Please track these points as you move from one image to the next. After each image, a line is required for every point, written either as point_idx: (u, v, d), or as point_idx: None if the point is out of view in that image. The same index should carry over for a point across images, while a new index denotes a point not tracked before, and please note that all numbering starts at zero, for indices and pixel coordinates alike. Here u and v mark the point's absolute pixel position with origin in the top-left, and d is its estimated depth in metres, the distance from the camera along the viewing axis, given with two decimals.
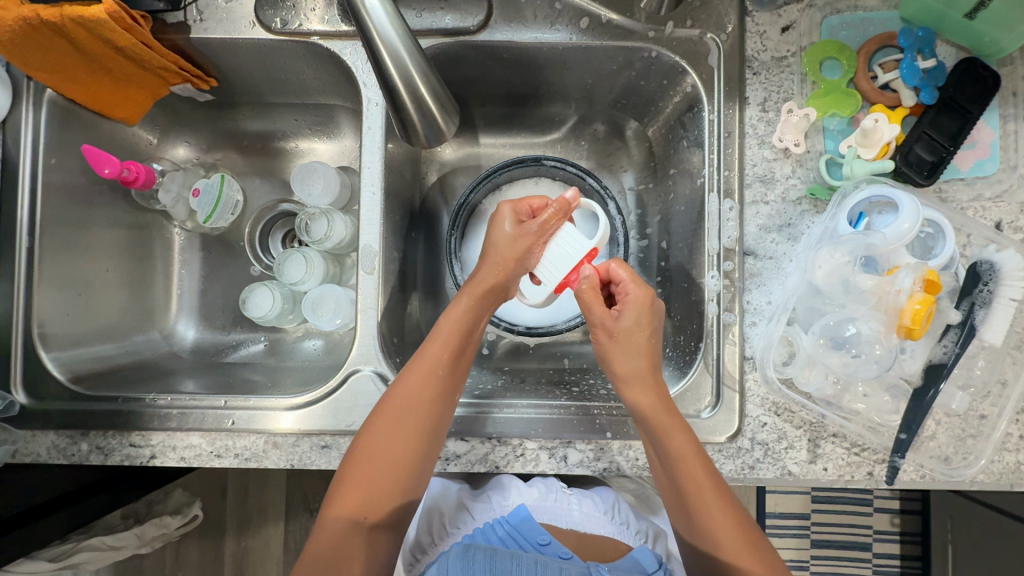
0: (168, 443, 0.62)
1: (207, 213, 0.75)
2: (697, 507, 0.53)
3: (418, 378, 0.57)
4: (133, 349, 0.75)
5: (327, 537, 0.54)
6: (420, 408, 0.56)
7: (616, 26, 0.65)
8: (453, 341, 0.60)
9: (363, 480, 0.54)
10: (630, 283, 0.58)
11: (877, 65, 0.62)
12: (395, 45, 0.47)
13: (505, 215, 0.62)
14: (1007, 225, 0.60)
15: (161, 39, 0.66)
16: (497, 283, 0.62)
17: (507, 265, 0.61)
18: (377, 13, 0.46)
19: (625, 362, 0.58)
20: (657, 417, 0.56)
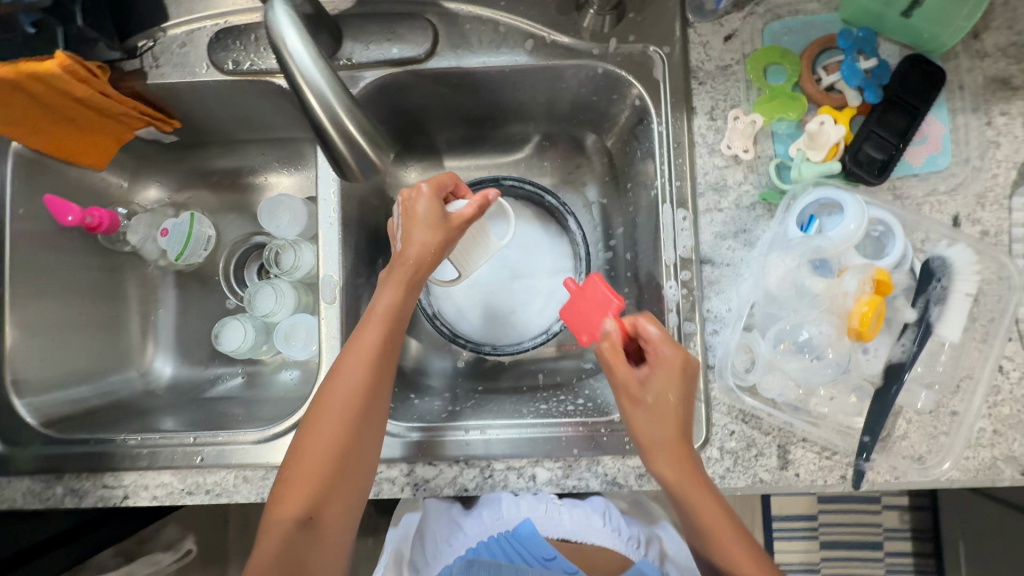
0: (140, 482, 0.63)
1: (178, 251, 0.78)
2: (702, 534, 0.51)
3: (351, 372, 0.55)
4: (109, 390, 0.76)
5: (269, 540, 0.51)
6: (355, 401, 0.54)
7: (561, 45, 0.65)
8: (388, 330, 0.56)
9: (304, 478, 0.52)
10: (659, 344, 0.54)
11: (821, 67, 0.62)
12: (309, 69, 0.41)
13: (423, 200, 0.59)
14: (965, 217, 0.61)
15: (121, 87, 0.67)
16: (422, 264, 0.58)
17: (426, 249, 0.58)
18: (291, 38, 0.42)
19: (663, 403, 0.53)
20: (686, 464, 0.52)
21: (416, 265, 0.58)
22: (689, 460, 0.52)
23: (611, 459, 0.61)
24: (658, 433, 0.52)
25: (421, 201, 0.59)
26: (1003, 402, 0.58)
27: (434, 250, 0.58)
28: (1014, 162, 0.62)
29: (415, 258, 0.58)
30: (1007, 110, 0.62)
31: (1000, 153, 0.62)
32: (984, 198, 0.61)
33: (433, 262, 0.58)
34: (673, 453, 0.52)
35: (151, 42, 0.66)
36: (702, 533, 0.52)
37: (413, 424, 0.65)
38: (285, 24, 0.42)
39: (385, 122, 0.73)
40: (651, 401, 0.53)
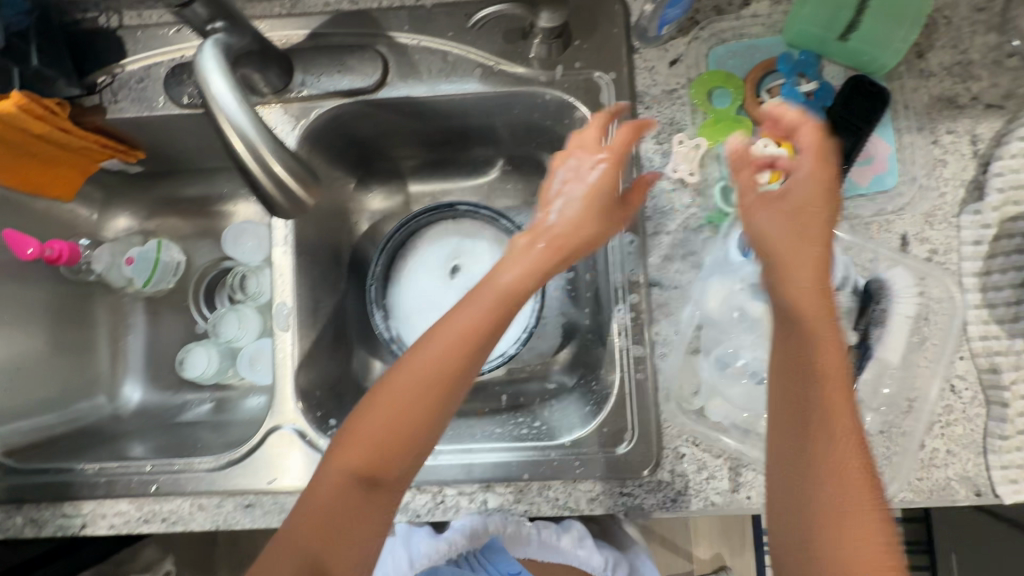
0: (99, 511, 0.64)
1: (146, 277, 0.81)
2: (826, 501, 0.44)
3: (442, 342, 0.49)
4: (76, 417, 0.77)
5: (320, 492, 0.49)
6: (450, 370, 0.49)
7: (509, 74, 0.66)
8: (501, 303, 0.50)
9: (372, 437, 0.48)
10: (799, 129, 0.50)
11: (766, 90, 0.62)
12: (233, 110, 0.43)
13: (595, 170, 0.53)
14: (913, 237, 0.61)
15: (82, 122, 0.68)
16: (571, 236, 0.52)
17: (582, 233, 0.52)
18: (216, 83, 0.43)
19: (798, 227, 0.49)
20: (819, 318, 0.47)
21: (561, 247, 0.51)
22: (824, 312, 0.47)
23: (562, 483, 0.61)
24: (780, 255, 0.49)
25: (595, 171, 0.53)
26: (956, 422, 0.58)
27: (588, 236, 0.52)
28: (961, 180, 0.62)
29: (564, 240, 0.51)
30: (953, 128, 0.62)
31: (947, 171, 0.62)
32: (933, 217, 0.61)
33: (584, 249, 0.53)
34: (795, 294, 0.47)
35: (109, 78, 0.68)
36: (795, 427, 0.46)
37: None
38: (211, 71, 0.44)
39: (343, 149, 0.74)
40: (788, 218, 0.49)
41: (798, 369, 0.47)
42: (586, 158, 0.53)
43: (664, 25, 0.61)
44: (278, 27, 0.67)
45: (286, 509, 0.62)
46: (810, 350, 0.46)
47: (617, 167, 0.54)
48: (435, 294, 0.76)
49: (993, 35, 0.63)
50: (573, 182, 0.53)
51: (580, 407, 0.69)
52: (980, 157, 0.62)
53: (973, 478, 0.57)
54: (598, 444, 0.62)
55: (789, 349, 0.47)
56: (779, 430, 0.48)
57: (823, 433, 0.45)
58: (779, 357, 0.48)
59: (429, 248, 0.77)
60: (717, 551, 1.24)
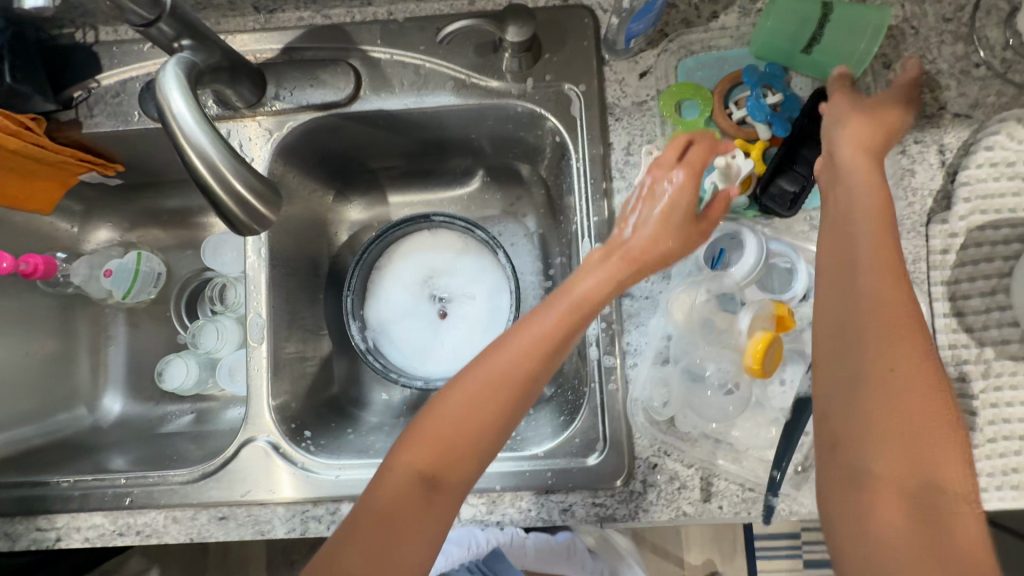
0: (73, 524, 0.64)
1: (126, 289, 0.80)
2: (905, 379, 0.42)
3: (520, 346, 0.50)
4: (55, 429, 0.77)
5: (388, 486, 0.48)
6: (520, 373, 0.49)
7: (481, 86, 0.67)
8: (573, 310, 0.51)
9: (440, 434, 0.48)
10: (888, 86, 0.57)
11: (733, 101, 0.63)
12: (190, 127, 0.43)
13: (665, 187, 0.53)
14: None
15: (58, 136, 0.69)
16: (648, 253, 0.53)
17: (655, 249, 0.53)
18: (175, 101, 0.44)
19: (852, 152, 0.51)
20: (881, 224, 0.47)
21: (637, 259, 0.53)
22: (887, 220, 0.47)
23: (535, 494, 0.61)
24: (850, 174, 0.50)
25: (668, 188, 0.53)
26: None
27: (662, 250, 0.53)
28: (930, 189, 0.62)
29: (635, 255, 0.53)
30: (920, 138, 0.63)
31: (915, 180, 0.62)
32: (901, 227, 0.62)
33: (659, 264, 0.54)
34: (861, 207, 0.48)
35: (85, 93, 0.68)
36: (845, 332, 0.45)
37: (340, 461, 0.64)
38: (171, 89, 0.44)
39: (320, 161, 0.74)
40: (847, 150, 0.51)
41: (847, 267, 0.47)
42: (658, 176, 0.54)
43: (631, 38, 0.62)
44: (252, 41, 0.67)
45: (259, 521, 0.62)
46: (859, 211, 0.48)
47: (693, 182, 0.53)
48: (411, 303, 0.77)
49: (960, 45, 0.64)
50: (645, 202, 0.54)
51: (555, 416, 0.69)
52: (948, 166, 0.62)
53: None
54: (571, 454, 0.62)
55: (839, 248, 0.48)
56: (828, 333, 0.46)
57: (874, 334, 0.43)
58: (828, 240, 0.49)
59: (408, 259, 0.77)
60: (709, 557, 1.24)
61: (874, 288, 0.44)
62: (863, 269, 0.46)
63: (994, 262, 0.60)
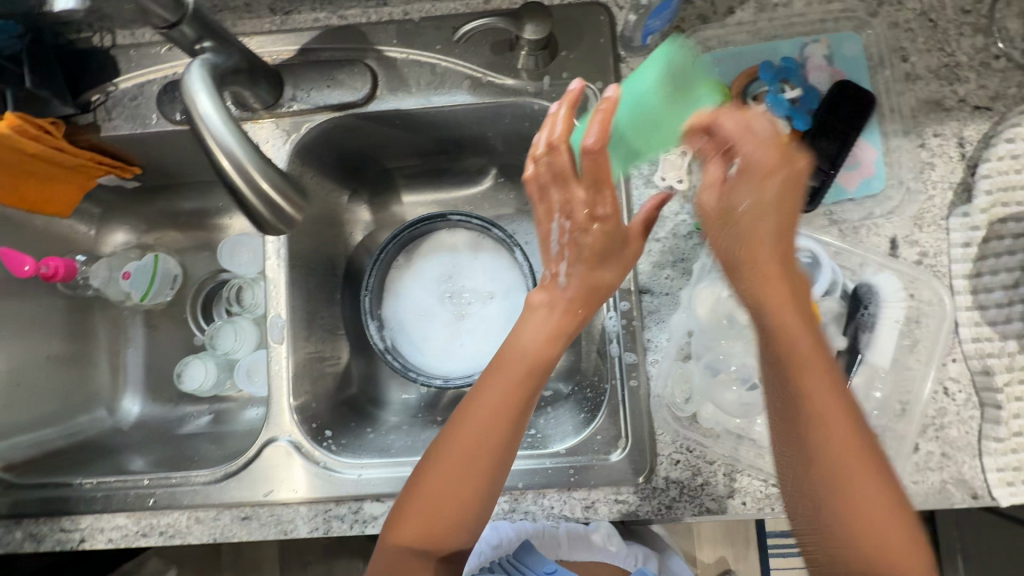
0: (96, 525, 0.64)
1: (144, 291, 0.82)
2: (836, 452, 0.44)
3: (487, 410, 0.49)
4: (75, 431, 0.77)
5: (383, 562, 0.49)
6: (491, 443, 0.49)
7: (498, 85, 0.67)
8: (527, 373, 0.50)
9: (421, 510, 0.48)
10: (741, 134, 0.47)
11: (751, 97, 0.62)
12: (219, 129, 0.43)
13: (590, 234, 0.49)
14: (902, 240, 0.61)
15: (76, 141, 0.69)
16: (589, 294, 0.51)
17: (594, 294, 0.51)
18: (203, 102, 0.44)
19: (764, 253, 0.47)
20: (807, 347, 0.45)
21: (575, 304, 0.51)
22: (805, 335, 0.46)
23: (557, 491, 0.61)
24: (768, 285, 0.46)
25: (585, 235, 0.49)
26: (950, 424, 0.58)
27: (602, 288, 0.52)
28: (950, 182, 0.62)
29: (576, 302, 0.51)
30: (940, 131, 0.63)
31: (935, 174, 0.62)
32: (922, 220, 0.62)
33: (599, 300, 0.52)
34: (788, 332, 0.46)
35: (103, 96, 0.68)
36: (792, 450, 0.46)
37: (361, 460, 0.64)
38: (198, 90, 0.44)
39: (337, 161, 0.75)
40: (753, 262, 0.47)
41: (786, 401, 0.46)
42: (579, 220, 0.48)
43: (648, 34, 0.62)
44: (268, 43, 0.67)
45: (283, 520, 0.62)
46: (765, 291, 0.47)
47: (606, 232, 0.49)
48: (427, 302, 0.77)
49: (979, 37, 0.63)
50: (571, 246, 0.50)
51: (575, 413, 0.69)
52: (968, 159, 0.62)
53: (969, 481, 0.57)
54: (593, 451, 0.62)
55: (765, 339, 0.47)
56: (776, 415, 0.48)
57: (834, 467, 0.44)
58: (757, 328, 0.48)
59: (427, 259, 0.78)
60: (721, 555, 1.23)
61: (817, 422, 0.44)
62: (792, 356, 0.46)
63: (1016, 255, 0.59)
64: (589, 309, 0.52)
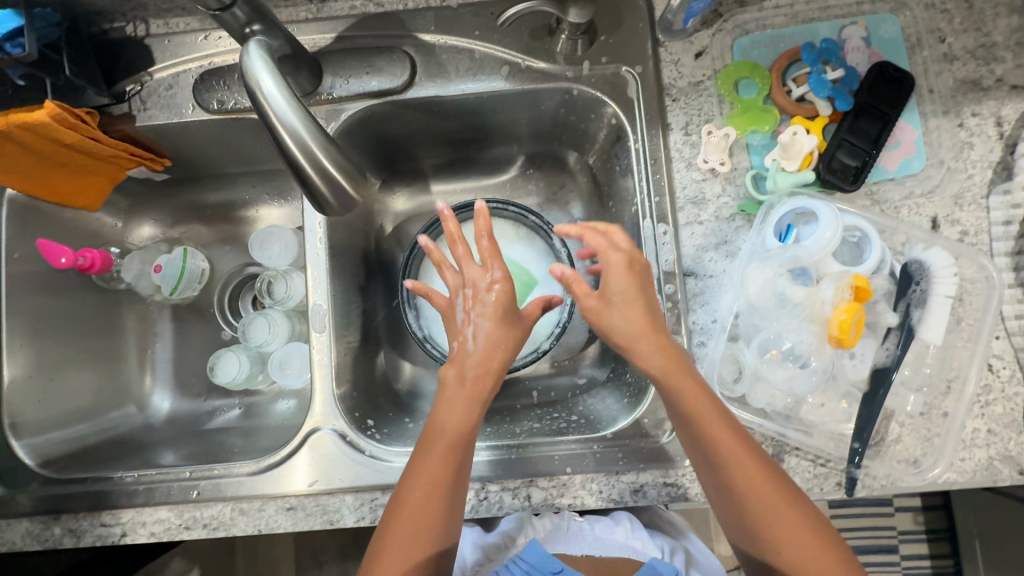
0: (138, 519, 0.63)
1: (173, 285, 0.80)
2: (747, 485, 0.47)
3: (425, 484, 0.49)
4: (108, 426, 0.76)
5: None
6: (429, 520, 0.49)
7: (536, 70, 0.67)
8: (450, 448, 0.49)
9: None
10: (603, 245, 0.52)
11: (791, 79, 0.63)
12: (282, 108, 0.43)
13: (493, 293, 0.52)
14: (943, 219, 0.62)
15: (111, 131, 0.68)
16: (491, 366, 0.50)
17: (501, 357, 0.50)
18: (266, 81, 0.44)
19: (648, 324, 0.49)
20: (708, 414, 0.48)
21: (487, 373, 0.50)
22: (708, 402, 0.48)
23: (605, 475, 0.61)
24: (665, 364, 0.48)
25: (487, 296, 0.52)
26: (995, 401, 0.58)
27: (503, 358, 0.51)
28: (989, 161, 0.62)
29: (484, 372, 0.50)
30: (978, 111, 0.63)
31: (974, 153, 0.63)
32: (962, 199, 0.62)
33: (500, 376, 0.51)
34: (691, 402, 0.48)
35: (138, 87, 0.68)
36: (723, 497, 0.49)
37: (408, 448, 0.64)
38: (261, 70, 0.44)
39: (370, 150, 0.74)
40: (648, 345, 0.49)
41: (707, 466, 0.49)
42: (476, 287, 0.52)
43: (690, 18, 0.62)
44: (304, 32, 0.67)
45: (328, 510, 0.61)
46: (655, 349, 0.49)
47: (506, 291, 0.52)
48: None
49: (1014, 18, 0.64)
50: (477, 308, 0.51)
51: (618, 398, 0.69)
52: (1006, 138, 0.62)
53: (1016, 457, 0.57)
54: (641, 435, 0.62)
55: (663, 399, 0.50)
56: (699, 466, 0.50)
57: (759, 515, 0.47)
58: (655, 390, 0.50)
59: None
60: None
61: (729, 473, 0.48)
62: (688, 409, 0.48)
63: None
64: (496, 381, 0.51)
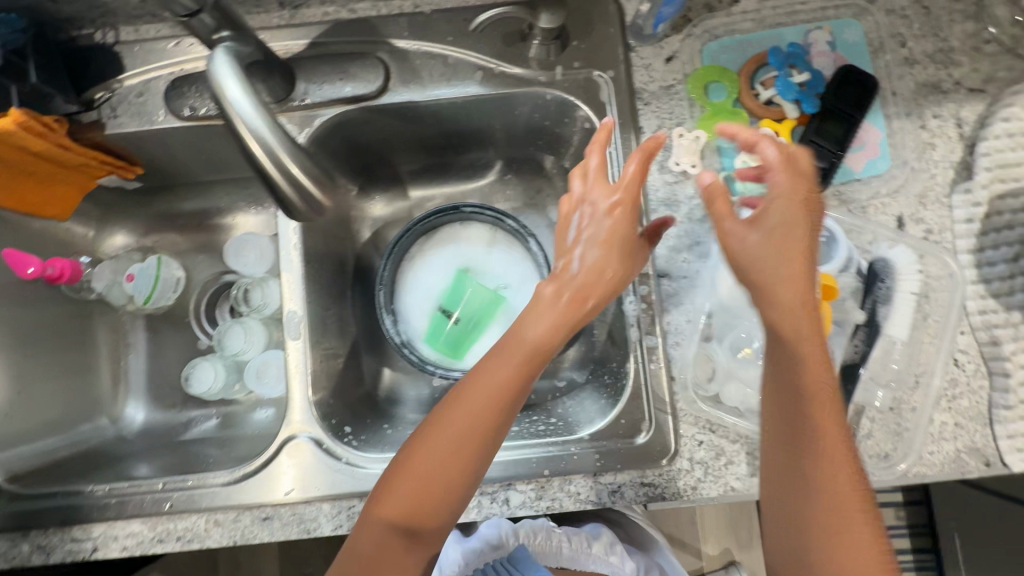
0: (109, 533, 0.62)
1: (147, 294, 0.79)
2: (825, 460, 0.45)
3: (484, 388, 0.48)
4: (79, 439, 0.75)
5: (363, 541, 0.48)
6: (478, 430, 0.48)
7: (510, 75, 0.67)
8: (525, 363, 0.48)
9: (409, 489, 0.48)
10: (775, 169, 0.48)
11: (759, 83, 0.64)
12: (249, 114, 0.43)
13: (613, 216, 0.51)
14: (908, 218, 0.63)
15: (80, 138, 0.67)
16: (592, 283, 0.49)
17: (604, 282, 0.50)
18: (232, 88, 0.43)
19: (791, 271, 0.46)
20: (823, 386, 0.46)
21: (589, 293, 0.50)
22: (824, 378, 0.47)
23: (583, 477, 0.61)
24: (792, 324, 0.46)
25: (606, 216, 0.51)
26: (961, 395, 0.60)
27: (610, 281, 0.50)
28: (950, 161, 0.64)
29: (584, 289, 0.49)
30: (939, 113, 0.65)
31: (936, 153, 0.64)
32: (926, 198, 0.64)
33: (604, 299, 0.51)
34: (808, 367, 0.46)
35: (108, 94, 0.67)
36: (788, 455, 0.47)
37: (385, 455, 0.63)
38: (226, 76, 0.43)
39: (346, 156, 0.74)
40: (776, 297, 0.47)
41: (789, 437, 0.47)
42: (601, 203, 0.51)
43: (660, 23, 0.63)
44: (277, 37, 0.67)
45: (305, 519, 0.61)
46: (784, 301, 0.46)
47: (625, 215, 0.51)
48: (442, 294, 0.77)
49: (970, 23, 0.66)
50: (590, 229, 0.51)
51: (596, 400, 0.69)
52: (966, 139, 0.64)
53: (982, 449, 0.59)
54: (617, 435, 0.62)
55: (773, 346, 0.48)
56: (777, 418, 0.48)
57: (818, 484, 0.45)
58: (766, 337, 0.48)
59: (438, 250, 0.78)
60: (725, 546, 1.26)
61: (814, 438, 0.46)
62: (800, 362, 0.46)
63: (1015, 229, 0.62)
64: (593, 306, 0.50)
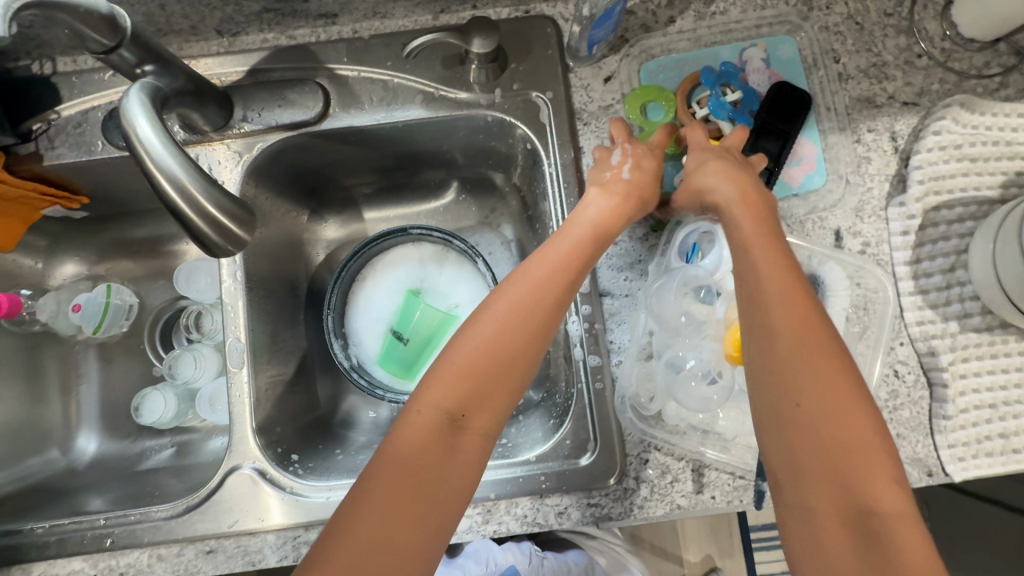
0: (50, 572, 0.61)
1: (96, 324, 0.79)
2: (828, 408, 0.44)
3: (548, 263, 0.52)
4: (27, 474, 0.74)
5: (408, 439, 0.46)
6: (541, 302, 0.50)
7: (451, 98, 0.67)
8: (591, 241, 0.54)
9: (462, 369, 0.48)
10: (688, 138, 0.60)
11: (695, 102, 0.65)
12: (154, 149, 0.43)
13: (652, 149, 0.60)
14: (846, 231, 0.64)
15: (18, 171, 0.67)
16: (641, 189, 0.57)
17: (651, 187, 0.58)
18: (143, 126, 0.44)
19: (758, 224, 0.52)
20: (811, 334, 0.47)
21: (637, 200, 0.57)
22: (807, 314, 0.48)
23: (530, 499, 0.61)
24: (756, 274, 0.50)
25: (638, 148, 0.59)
26: (902, 406, 0.60)
27: (653, 191, 0.58)
28: (885, 174, 0.65)
29: (636, 193, 0.57)
30: (874, 127, 0.66)
31: (872, 166, 0.65)
32: (862, 211, 0.64)
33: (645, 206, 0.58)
34: (776, 306, 0.48)
35: (45, 125, 0.67)
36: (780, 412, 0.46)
37: (329, 482, 0.62)
38: (138, 114, 0.44)
39: (292, 179, 0.74)
40: (749, 254, 0.51)
41: (782, 395, 0.46)
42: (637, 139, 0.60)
43: (594, 44, 0.63)
44: (216, 65, 0.67)
45: (250, 551, 0.60)
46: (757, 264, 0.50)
47: (660, 158, 0.60)
48: (392, 316, 0.76)
49: (902, 38, 0.67)
50: (632, 156, 0.59)
51: (545, 420, 0.69)
52: (901, 152, 0.65)
53: (924, 459, 0.59)
54: (563, 456, 0.62)
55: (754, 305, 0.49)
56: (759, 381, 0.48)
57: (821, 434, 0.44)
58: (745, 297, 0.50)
59: (389, 271, 0.78)
60: (707, 553, 1.26)
61: (807, 388, 0.45)
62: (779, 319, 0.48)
63: (950, 240, 0.63)
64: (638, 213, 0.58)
